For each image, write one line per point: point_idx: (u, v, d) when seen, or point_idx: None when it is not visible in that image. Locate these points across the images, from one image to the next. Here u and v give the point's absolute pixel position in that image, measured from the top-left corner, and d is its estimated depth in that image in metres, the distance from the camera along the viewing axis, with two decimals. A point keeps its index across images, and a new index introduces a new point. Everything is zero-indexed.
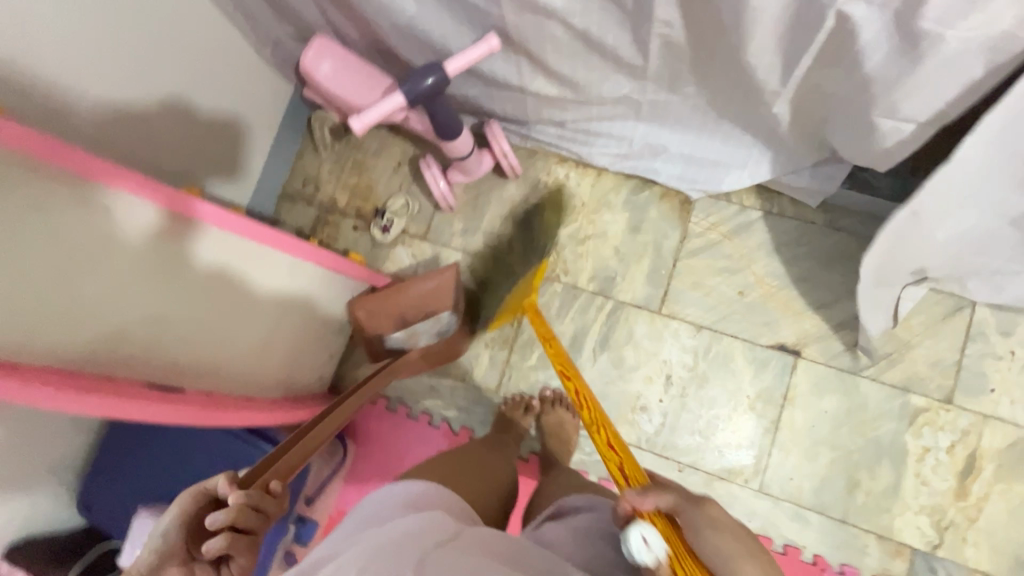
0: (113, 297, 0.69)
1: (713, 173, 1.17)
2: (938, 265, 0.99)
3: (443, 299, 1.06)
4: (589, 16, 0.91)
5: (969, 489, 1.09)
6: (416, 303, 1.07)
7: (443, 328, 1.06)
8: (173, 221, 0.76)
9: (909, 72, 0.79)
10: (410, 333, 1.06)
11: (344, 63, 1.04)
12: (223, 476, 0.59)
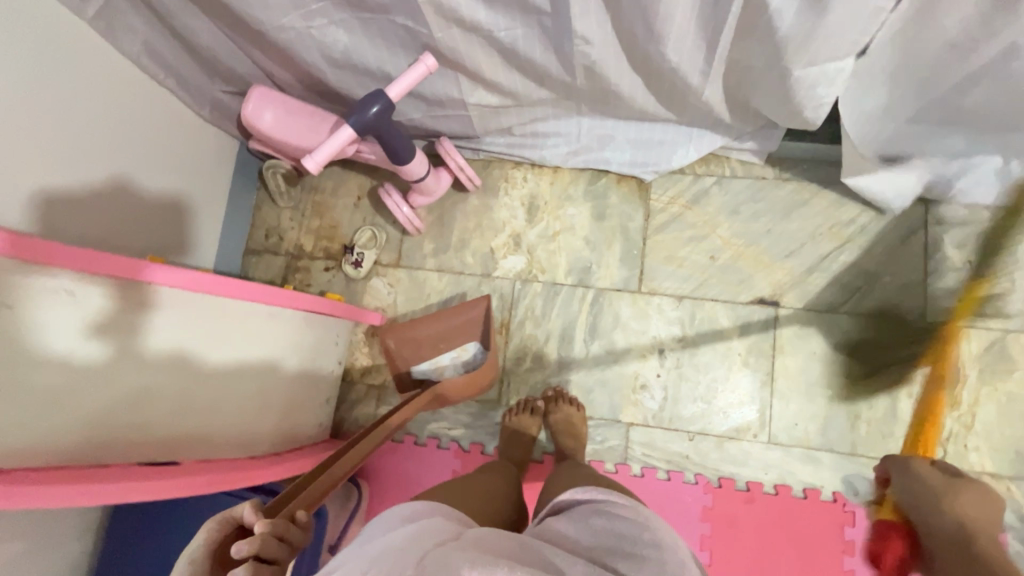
0: (101, 384, 0.69)
1: (662, 151, 1.17)
2: (901, 138, 0.98)
3: (467, 331, 1.18)
4: (514, 32, 0.85)
5: (960, 397, 1.06)
6: (446, 335, 1.19)
7: (467, 361, 1.18)
8: (145, 298, 0.72)
9: (815, 24, 0.75)
10: (438, 364, 1.19)
11: (288, 108, 1.04)
12: (245, 505, 0.48)
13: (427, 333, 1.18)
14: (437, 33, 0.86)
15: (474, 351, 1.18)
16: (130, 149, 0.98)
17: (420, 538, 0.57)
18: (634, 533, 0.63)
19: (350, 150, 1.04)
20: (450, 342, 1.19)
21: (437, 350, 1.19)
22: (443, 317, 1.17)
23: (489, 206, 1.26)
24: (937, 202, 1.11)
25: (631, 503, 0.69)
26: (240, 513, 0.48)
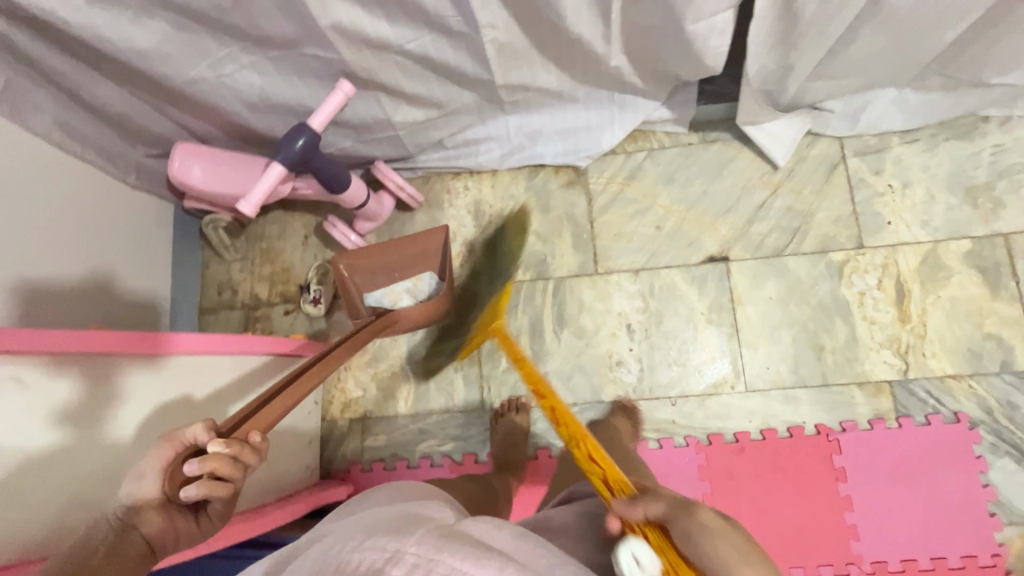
0: (68, 456, 0.68)
1: (590, 136, 1.21)
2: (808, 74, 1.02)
3: (427, 261, 1.21)
4: (423, 41, 0.88)
5: (909, 311, 1.12)
6: (405, 264, 1.21)
7: (423, 290, 1.17)
8: (85, 365, 0.71)
9: None
10: (393, 295, 1.17)
11: (216, 159, 1.03)
12: (199, 426, 0.58)
13: (384, 260, 1.19)
14: (350, 59, 0.88)
15: (430, 280, 1.18)
16: (52, 226, 0.95)
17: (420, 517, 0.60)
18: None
19: (284, 188, 1.04)
20: (407, 273, 1.21)
21: (393, 278, 1.20)
22: (404, 243, 1.18)
23: (437, 219, 1.28)
24: (848, 136, 1.19)
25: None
26: (194, 434, 0.58)
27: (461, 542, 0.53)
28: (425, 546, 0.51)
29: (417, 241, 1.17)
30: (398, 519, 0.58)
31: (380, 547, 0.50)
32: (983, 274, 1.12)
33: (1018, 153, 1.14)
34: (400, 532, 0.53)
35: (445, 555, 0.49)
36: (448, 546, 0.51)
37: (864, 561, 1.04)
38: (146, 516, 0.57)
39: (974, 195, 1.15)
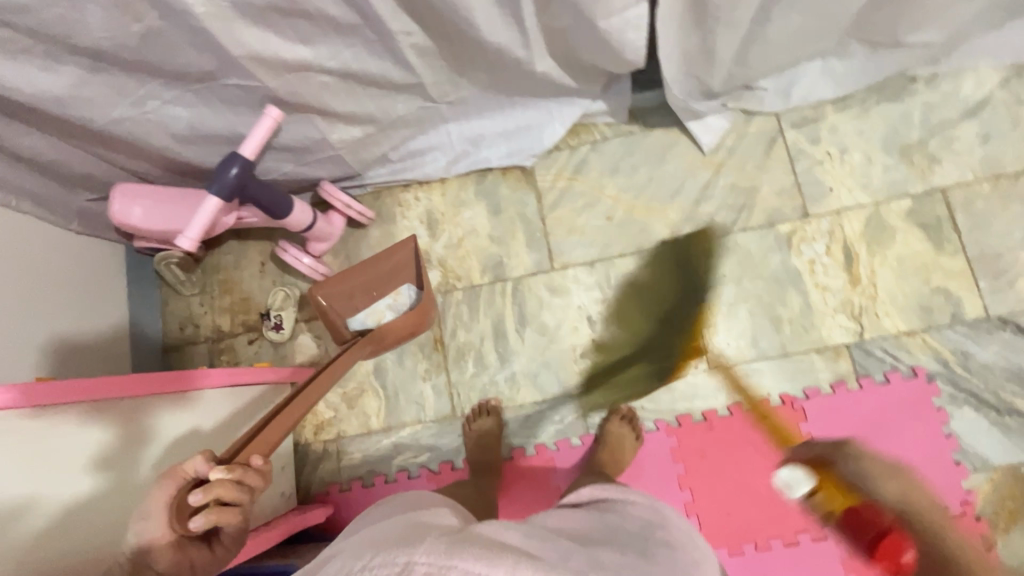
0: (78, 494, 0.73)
1: (532, 135, 1.22)
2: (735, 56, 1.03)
3: (402, 274, 1.19)
4: (342, 56, 0.89)
5: (858, 274, 1.14)
6: (380, 281, 1.19)
7: (403, 303, 1.17)
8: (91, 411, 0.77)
9: None
10: (375, 314, 1.16)
11: (157, 198, 1.02)
12: (198, 459, 0.62)
13: (359, 282, 1.17)
14: (272, 85, 0.88)
15: (409, 292, 1.17)
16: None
17: (432, 528, 0.68)
18: (646, 534, 0.75)
19: (229, 219, 1.05)
20: (384, 289, 1.19)
21: (373, 297, 1.19)
22: (374, 264, 1.16)
23: (390, 232, 1.28)
24: (784, 110, 1.21)
25: (649, 513, 0.79)
26: (194, 467, 0.62)
27: (473, 546, 0.62)
28: (437, 553, 0.61)
29: (390, 256, 1.16)
30: (412, 531, 0.68)
31: (393, 559, 0.60)
32: (926, 230, 1.14)
33: (946, 110, 1.17)
34: (414, 542, 0.63)
35: (457, 561, 0.60)
36: (459, 552, 0.61)
37: None
38: (157, 554, 0.64)
39: (910, 154, 1.17)
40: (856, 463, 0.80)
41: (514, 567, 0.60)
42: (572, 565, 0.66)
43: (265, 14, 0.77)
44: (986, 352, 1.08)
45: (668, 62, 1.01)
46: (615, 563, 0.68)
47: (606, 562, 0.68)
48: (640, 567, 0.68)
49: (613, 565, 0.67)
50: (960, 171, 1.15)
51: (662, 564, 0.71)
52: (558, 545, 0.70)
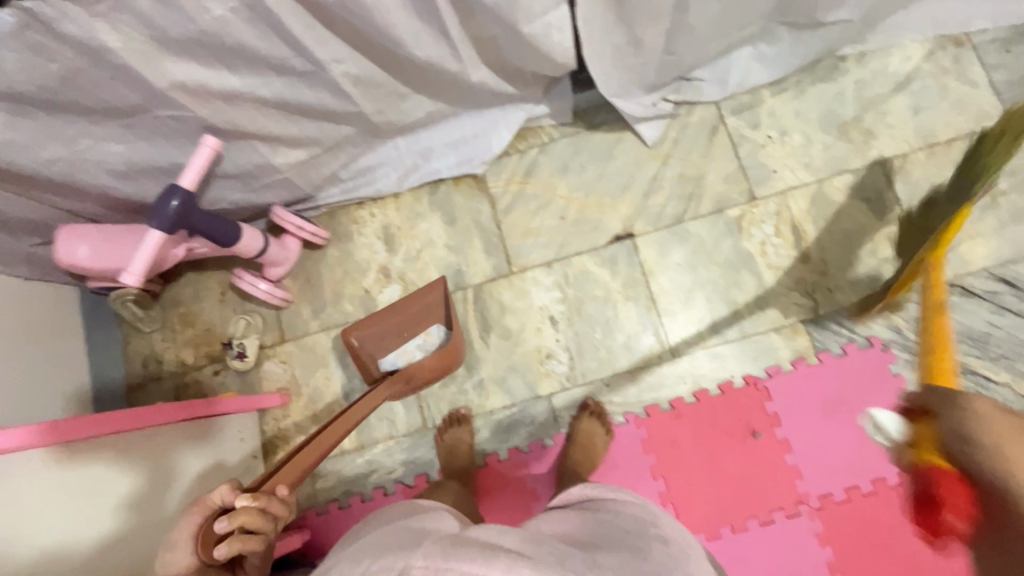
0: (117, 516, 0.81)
1: (480, 142, 1.23)
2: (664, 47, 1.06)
3: (431, 315, 1.18)
4: (274, 85, 0.89)
5: (808, 251, 1.17)
6: (409, 322, 1.18)
7: (433, 344, 1.16)
8: (128, 441, 0.85)
9: None
10: (406, 355, 1.17)
11: (113, 239, 1.00)
12: (224, 488, 0.71)
13: (389, 323, 1.16)
14: (204, 115, 0.88)
15: (439, 333, 1.16)
16: None
17: (429, 538, 0.68)
18: (639, 532, 0.75)
19: (177, 250, 1.05)
20: (414, 330, 1.18)
21: (402, 338, 1.19)
22: (404, 305, 1.16)
23: (348, 251, 1.28)
24: (723, 98, 1.23)
25: (639, 511, 0.79)
26: (222, 496, 0.71)
27: (469, 548, 0.64)
28: (432, 558, 0.63)
29: (421, 297, 1.16)
30: (410, 542, 0.67)
31: (389, 564, 0.63)
32: (868, 203, 1.17)
33: (877, 85, 1.21)
34: (410, 547, 0.66)
35: (453, 564, 0.61)
36: (455, 556, 0.62)
37: (812, 497, 1.08)
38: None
39: (847, 131, 1.20)
40: (967, 421, 0.49)
41: (510, 568, 0.61)
42: (568, 565, 0.65)
43: (186, 47, 0.77)
44: None
45: (599, 60, 1.04)
46: (611, 562, 0.67)
47: (603, 563, 0.67)
48: (636, 565, 0.68)
49: (610, 565, 0.67)
50: (896, 144, 1.19)
51: (655, 559, 0.71)
52: (552, 545, 0.69)
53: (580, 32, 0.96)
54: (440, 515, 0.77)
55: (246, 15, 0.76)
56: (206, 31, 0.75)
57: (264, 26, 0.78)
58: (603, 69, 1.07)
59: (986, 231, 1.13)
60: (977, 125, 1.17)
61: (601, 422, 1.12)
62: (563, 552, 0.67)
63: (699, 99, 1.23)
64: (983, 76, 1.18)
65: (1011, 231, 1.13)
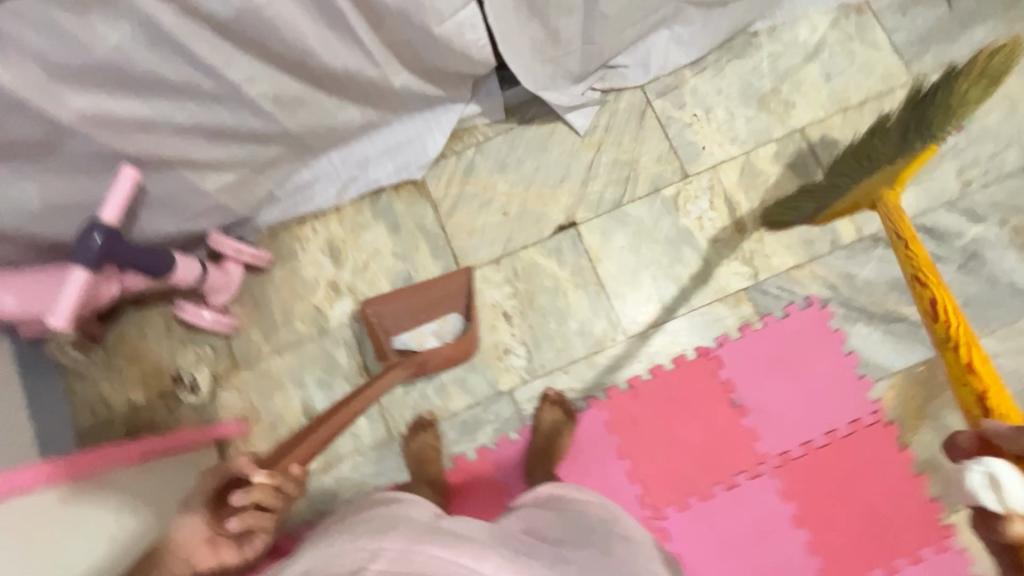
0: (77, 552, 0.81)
1: (416, 148, 1.23)
2: (580, 37, 1.09)
3: (450, 302, 1.20)
4: (190, 110, 0.88)
5: (742, 221, 1.21)
6: (428, 305, 1.19)
7: (447, 331, 1.20)
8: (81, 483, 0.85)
9: None
10: (419, 336, 1.20)
11: (37, 283, 0.95)
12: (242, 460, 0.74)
13: (410, 303, 1.18)
14: (117, 145, 0.86)
15: (455, 321, 1.20)
16: None
17: (405, 524, 0.67)
18: (604, 528, 0.77)
19: (110, 288, 1.03)
20: (432, 313, 1.21)
21: (418, 319, 1.20)
22: (429, 287, 1.17)
23: (294, 271, 1.25)
24: (647, 82, 1.27)
25: (603, 511, 0.81)
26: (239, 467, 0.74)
27: (440, 535, 0.63)
28: (405, 542, 0.61)
29: (444, 283, 1.17)
30: (384, 526, 0.67)
31: (362, 547, 0.60)
32: (793, 169, 1.22)
33: (790, 57, 1.26)
34: (383, 533, 0.63)
35: (425, 547, 0.60)
36: (426, 541, 0.61)
37: (771, 457, 1.12)
38: (197, 555, 0.73)
39: (766, 102, 1.25)
40: None
41: (479, 556, 0.61)
42: (540, 560, 0.66)
43: (86, 76, 0.75)
44: (865, 270, 1.18)
45: (519, 55, 1.06)
46: (578, 557, 0.70)
47: (569, 557, 0.69)
48: (601, 561, 0.70)
49: (576, 560, 0.69)
50: (813, 111, 1.24)
51: (619, 555, 0.73)
52: (522, 543, 0.69)
53: (493, 31, 0.98)
54: (414, 507, 0.77)
55: (145, 39, 0.75)
56: (104, 58, 0.73)
57: (166, 50, 0.77)
58: (525, 64, 1.09)
59: None
60: (884, 86, 1.24)
61: (567, 411, 1.13)
62: (533, 549, 0.68)
63: (623, 85, 1.26)
64: (886, 40, 1.25)
65: (925, 182, 1.20)
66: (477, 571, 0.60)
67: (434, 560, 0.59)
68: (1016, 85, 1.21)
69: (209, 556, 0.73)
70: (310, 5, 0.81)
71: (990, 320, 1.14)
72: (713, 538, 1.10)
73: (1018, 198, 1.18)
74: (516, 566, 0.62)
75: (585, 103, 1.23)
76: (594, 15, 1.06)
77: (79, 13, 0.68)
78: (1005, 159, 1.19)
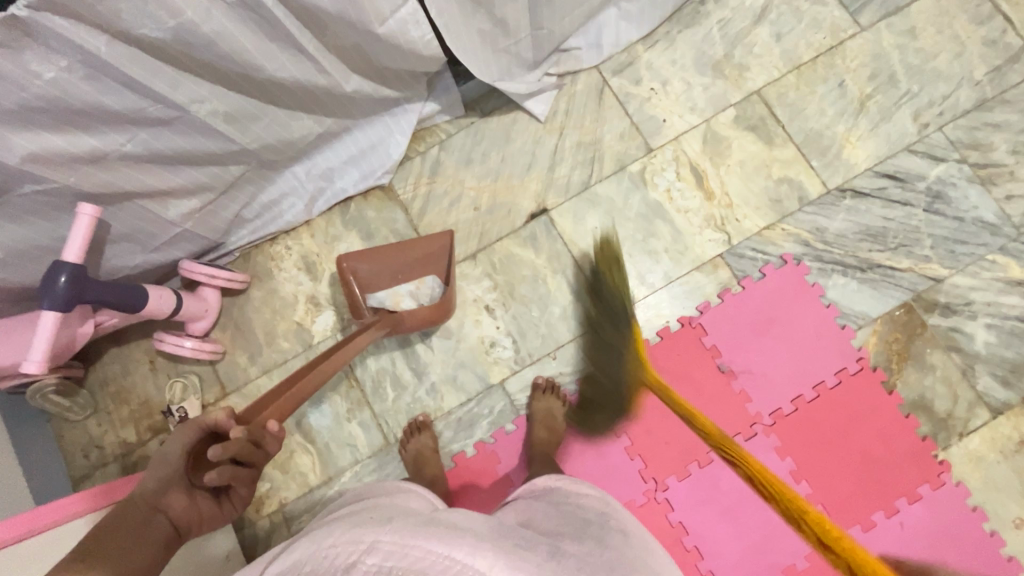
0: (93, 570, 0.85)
1: (379, 153, 1.23)
2: (527, 23, 1.09)
3: (431, 263, 1.18)
4: (140, 138, 0.87)
5: (710, 188, 1.22)
6: (408, 265, 1.18)
7: (426, 294, 1.18)
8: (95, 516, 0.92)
9: None
10: (395, 297, 1.17)
11: (13, 332, 0.94)
12: (223, 412, 0.84)
13: (390, 262, 1.17)
14: (72, 182, 0.85)
15: (433, 284, 1.18)
16: None
17: (404, 516, 0.67)
18: (601, 521, 0.77)
19: (86, 328, 1.02)
20: (411, 274, 1.19)
21: (396, 280, 1.18)
22: (407, 248, 1.16)
23: (271, 290, 1.24)
24: (602, 61, 1.27)
25: (601, 505, 0.82)
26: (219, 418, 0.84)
27: (436, 529, 0.62)
28: (399, 534, 0.60)
29: (423, 245, 1.16)
30: (381, 518, 0.66)
31: (356, 539, 0.60)
32: (754, 132, 1.24)
33: (738, 21, 1.27)
34: (377, 526, 0.63)
35: (420, 541, 0.59)
36: (421, 534, 0.61)
37: (764, 416, 1.13)
38: (172, 501, 0.81)
39: (721, 69, 1.26)
40: None
41: (473, 550, 0.60)
42: (537, 550, 0.65)
43: (28, 116, 0.74)
44: (836, 222, 1.19)
45: (469, 47, 1.06)
46: (576, 550, 0.68)
47: (567, 551, 0.67)
48: (599, 553, 0.69)
49: (575, 552, 0.68)
50: (767, 71, 1.25)
51: (614, 545, 0.72)
52: (520, 536, 0.68)
53: (438, 27, 0.98)
54: (414, 498, 0.78)
55: (83, 72, 0.74)
56: (43, 95, 0.72)
57: (106, 80, 0.76)
58: (476, 55, 1.09)
59: (862, 134, 1.22)
60: (834, 39, 1.25)
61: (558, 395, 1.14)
62: (531, 541, 0.67)
63: (578, 67, 1.26)
64: None
65: (883, 129, 1.21)
66: (471, 567, 0.58)
67: (428, 555, 0.58)
68: (961, 25, 1.23)
69: (183, 501, 0.82)
70: (246, 18, 0.80)
71: (960, 257, 1.16)
72: (717, 502, 1.11)
73: (976, 135, 1.20)
74: (514, 560, 0.60)
75: (542, 89, 1.23)
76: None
77: (11, 51, 0.67)
78: (959, 98, 1.21)
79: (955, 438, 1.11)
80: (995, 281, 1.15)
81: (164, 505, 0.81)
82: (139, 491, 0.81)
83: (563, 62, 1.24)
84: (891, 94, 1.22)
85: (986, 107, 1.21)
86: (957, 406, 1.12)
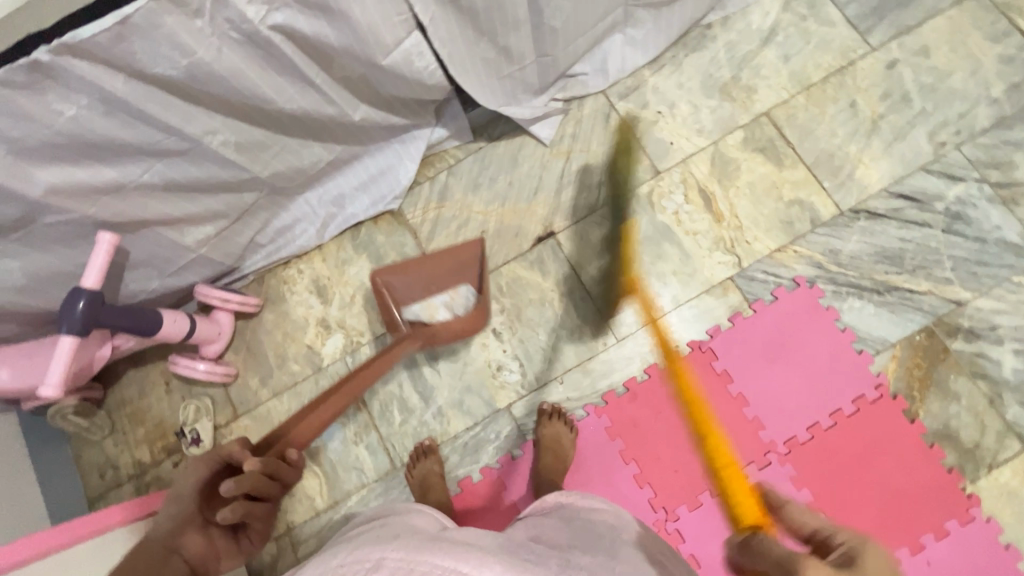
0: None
1: (389, 179, 1.25)
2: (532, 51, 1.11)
3: (466, 275, 1.17)
4: (156, 169, 0.91)
5: (719, 211, 1.21)
6: (442, 275, 1.16)
7: (460, 304, 1.13)
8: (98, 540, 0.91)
9: (355, 27, 0.86)
10: (430, 308, 1.13)
11: (32, 354, 0.98)
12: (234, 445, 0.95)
13: (425, 273, 1.17)
14: (91, 213, 0.89)
15: (467, 294, 1.14)
16: None
17: (413, 534, 0.66)
18: (613, 536, 0.74)
19: (103, 350, 1.06)
20: (445, 284, 1.15)
21: (430, 291, 1.15)
22: (444, 259, 1.17)
23: (283, 313, 1.26)
24: (609, 87, 1.28)
25: (614, 517, 0.79)
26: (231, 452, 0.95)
27: (445, 544, 0.61)
28: (406, 550, 0.59)
29: (459, 255, 1.18)
30: (389, 535, 0.66)
31: (365, 556, 0.58)
32: (763, 153, 1.22)
33: (745, 43, 1.27)
34: (383, 542, 0.61)
35: (427, 556, 0.58)
36: (428, 549, 0.59)
37: (779, 444, 1.09)
38: (188, 540, 0.87)
39: (728, 91, 1.26)
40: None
41: (481, 563, 0.57)
42: (545, 566, 0.62)
43: (50, 150, 0.78)
44: (850, 244, 1.16)
45: (474, 74, 1.08)
46: (587, 562, 0.65)
47: (579, 563, 0.65)
48: (610, 565, 0.66)
49: (587, 565, 0.65)
50: (775, 93, 1.24)
51: (627, 559, 0.69)
52: (530, 550, 0.66)
53: (442, 57, 1.00)
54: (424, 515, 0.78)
55: (102, 109, 0.78)
56: (64, 131, 0.77)
57: (122, 115, 0.80)
58: (482, 82, 1.11)
59: (875, 154, 1.19)
60: (844, 60, 1.24)
61: (564, 420, 1.12)
62: (539, 556, 0.64)
63: (584, 93, 1.27)
64: (838, 15, 1.25)
65: (897, 149, 1.19)
66: None
67: (435, 569, 0.56)
68: (976, 42, 1.21)
69: (199, 541, 0.89)
70: (254, 53, 0.83)
71: (983, 279, 1.12)
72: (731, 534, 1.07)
73: (995, 153, 1.17)
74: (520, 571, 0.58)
75: (548, 114, 1.24)
76: (539, 31, 1.08)
77: (34, 93, 0.72)
78: (976, 116, 1.18)
79: (984, 470, 1.05)
80: (1020, 305, 1.10)
81: (178, 544, 0.86)
82: (154, 533, 0.86)
83: (569, 87, 1.25)
84: (905, 113, 1.20)
85: (1006, 125, 1.17)
86: (984, 435, 1.07)
